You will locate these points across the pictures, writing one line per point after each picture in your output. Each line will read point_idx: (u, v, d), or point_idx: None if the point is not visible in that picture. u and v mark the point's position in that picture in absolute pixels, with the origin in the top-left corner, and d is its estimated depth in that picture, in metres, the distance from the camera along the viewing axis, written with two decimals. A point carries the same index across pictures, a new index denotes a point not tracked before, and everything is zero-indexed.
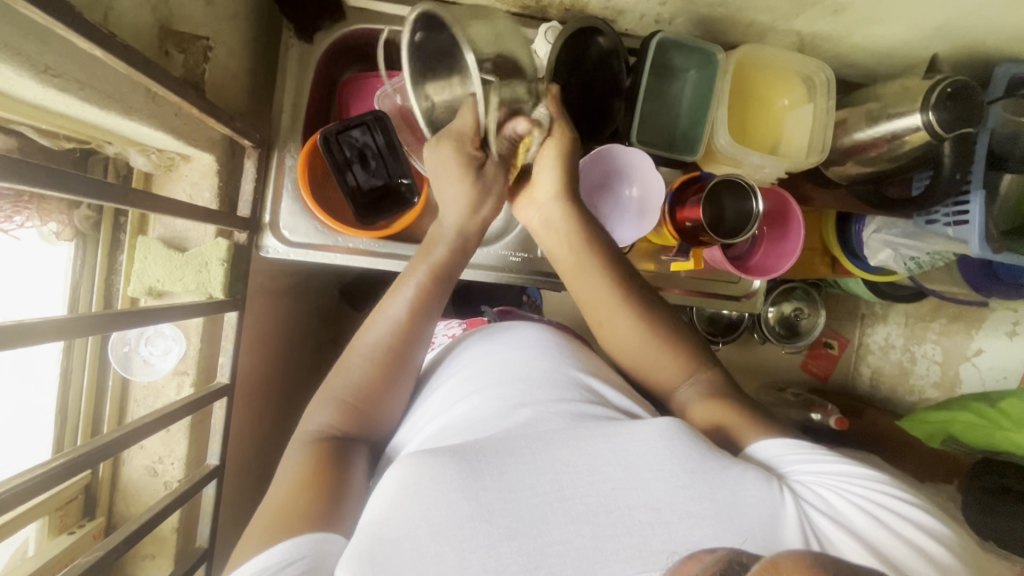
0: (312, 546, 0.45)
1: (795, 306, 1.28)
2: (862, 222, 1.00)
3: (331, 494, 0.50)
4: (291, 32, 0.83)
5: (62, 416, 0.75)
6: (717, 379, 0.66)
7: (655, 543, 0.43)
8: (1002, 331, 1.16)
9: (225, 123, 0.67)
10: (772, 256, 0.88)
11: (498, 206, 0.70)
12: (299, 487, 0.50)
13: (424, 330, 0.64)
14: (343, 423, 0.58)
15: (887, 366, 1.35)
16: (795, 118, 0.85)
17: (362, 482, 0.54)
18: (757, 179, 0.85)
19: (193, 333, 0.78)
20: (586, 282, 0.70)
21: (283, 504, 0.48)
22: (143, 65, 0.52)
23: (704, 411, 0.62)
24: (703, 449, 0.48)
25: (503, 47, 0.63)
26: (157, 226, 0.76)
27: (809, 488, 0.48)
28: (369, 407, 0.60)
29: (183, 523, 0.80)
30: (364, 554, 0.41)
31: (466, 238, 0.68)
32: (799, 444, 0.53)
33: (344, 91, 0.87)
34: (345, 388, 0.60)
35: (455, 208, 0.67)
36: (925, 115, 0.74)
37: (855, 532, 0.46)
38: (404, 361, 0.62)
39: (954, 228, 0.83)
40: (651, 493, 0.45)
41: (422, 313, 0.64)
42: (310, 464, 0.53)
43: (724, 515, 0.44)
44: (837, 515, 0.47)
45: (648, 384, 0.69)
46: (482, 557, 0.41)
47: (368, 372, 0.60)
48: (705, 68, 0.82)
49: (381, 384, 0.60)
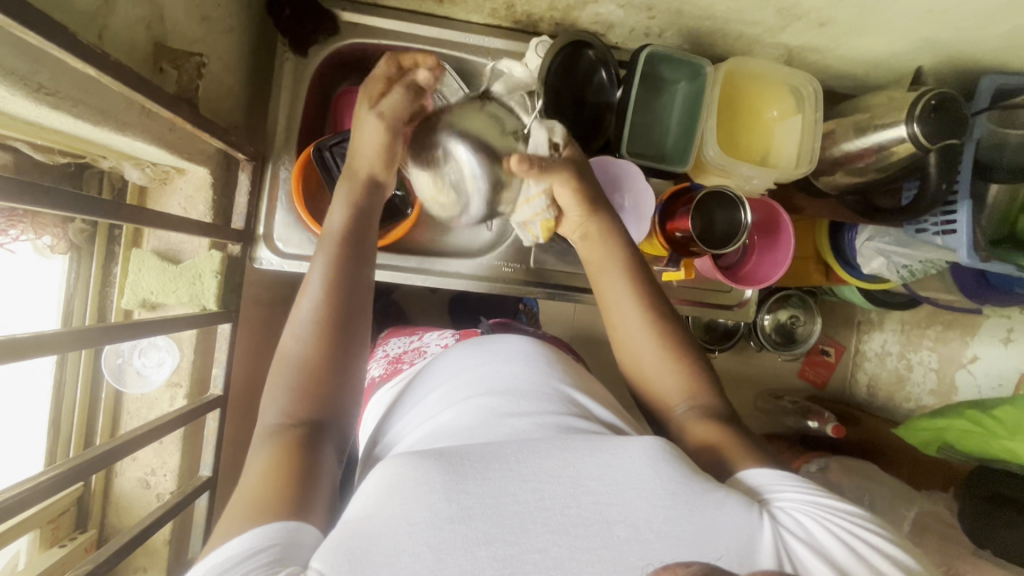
0: (283, 532, 0.44)
1: (791, 313, 1.28)
2: (855, 231, 1.00)
3: (297, 480, 0.49)
4: (287, 47, 0.83)
5: (55, 428, 0.75)
6: (719, 406, 0.63)
7: (631, 558, 0.43)
8: (997, 337, 1.14)
9: (219, 137, 0.68)
10: (764, 266, 0.89)
11: (400, 115, 0.67)
12: (267, 477, 0.49)
13: (353, 291, 0.62)
14: (299, 410, 0.56)
15: (883, 373, 1.35)
16: (784, 129, 0.85)
17: (328, 463, 0.54)
18: (748, 189, 0.86)
19: (187, 345, 0.78)
20: (609, 285, 0.70)
21: (252, 495, 0.47)
22: (135, 83, 0.52)
23: (703, 431, 0.60)
24: (686, 471, 0.48)
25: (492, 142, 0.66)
26: (151, 239, 0.77)
27: (790, 515, 0.49)
28: (318, 391, 0.57)
29: (175, 535, 0.80)
30: (340, 547, 0.41)
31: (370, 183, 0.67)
32: (786, 474, 0.53)
33: (339, 104, 0.89)
34: (289, 376, 0.57)
35: (368, 151, 0.66)
36: (910, 126, 0.75)
37: (831, 561, 0.46)
38: (342, 327, 0.60)
39: (943, 237, 0.84)
40: (631, 510, 0.45)
41: (341, 271, 0.62)
42: (275, 455, 0.51)
43: (702, 537, 0.45)
44: (814, 541, 0.47)
45: (649, 399, 0.68)
46: (460, 559, 0.41)
47: (305, 349, 0.58)
48: (694, 79, 0.83)
49: (325, 354, 0.58)
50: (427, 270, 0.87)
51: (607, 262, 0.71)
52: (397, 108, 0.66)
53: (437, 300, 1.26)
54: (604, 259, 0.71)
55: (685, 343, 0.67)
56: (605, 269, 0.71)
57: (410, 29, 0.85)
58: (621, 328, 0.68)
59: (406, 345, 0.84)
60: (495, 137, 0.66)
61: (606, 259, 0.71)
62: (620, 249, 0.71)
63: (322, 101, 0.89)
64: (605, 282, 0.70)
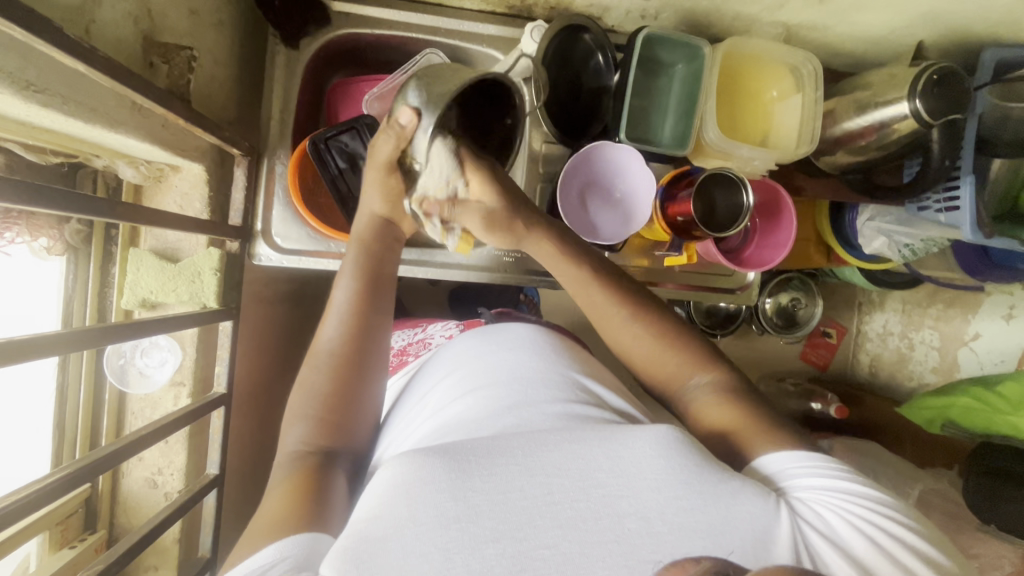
0: (301, 545, 0.45)
1: (792, 296, 1.28)
2: (856, 211, 1.00)
3: (314, 501, 0.50)
4: (278, 39, 0.81)
5: (59, 431, 0.75)
6: (735, 376, 0.63)
7: (643, 552, 0.43)
8: (999, 315, 1.13)
9: (213, 133, 0.67)
10: (766, 248, 0.88)
11: (439, 80, 0.62)
12: (287, 499, 0.50)
13: (373, 332, 0.63)
14: (320, 439, 0.57)
15: (886, 352, 1.35)
16: (784, 109, 0.85)
17: (344, 490, 0.54)
18: (749, 171, 0.85)
19: (189, 344, 0.78)
20: (584, 292, 0.69)
21: (274, 513, 0.49)
22: (126, 79, 0.51)
23: (719, 411, 0.60)
24: (699, 460, 0.47)
25: (433, 85, 0.62)
26: (149, 238, 0.76)
27: (810, 506, 0.48)
28: (339, 420, 0.59)
29: (184, 534, 0.80)
30: (346, 549, 0.41)
31: (381, 231, 0.68)
32: (811, 458, 0.53)
33: (332, 98, 0.89)
34: (308, 404, 0.59)
35: (375, 201, 0.68)
36: (912, 102, 0.74)
37: (849, 553, 0.47)
38: (359, 364, 0.62)
39: (946, 214, 0.84)
40: (642, 503, 0.45)
41: (360, 316, 0.63)
42: (293, 480, 0.52)
43: (717, 528, 0.45)
44: (834, 534, 0.47)
45: (659, 385, 0.67)
46: (467, 559, 0.41)
47: (323, 379, 0.60)
48: (692, 61, 0.82)
49: (345, 391, 0.60)
50: (427, 262, 0.86)
51: (580, 288, 0.69)
52: (446, 73, 0.62)
53: (438, 291, 1.26)
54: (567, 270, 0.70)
55: (677, 327, 0.67)
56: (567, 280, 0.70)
57: (401, 16, 0.83)
58: (614, 332, 0.68)
59: (410, 336, 0.83)
60: (427, 91, 0.62)
61: (575, 273, 0.69)
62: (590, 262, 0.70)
63: (314, 93, 0.88)
64: (586, 302, 0.69)
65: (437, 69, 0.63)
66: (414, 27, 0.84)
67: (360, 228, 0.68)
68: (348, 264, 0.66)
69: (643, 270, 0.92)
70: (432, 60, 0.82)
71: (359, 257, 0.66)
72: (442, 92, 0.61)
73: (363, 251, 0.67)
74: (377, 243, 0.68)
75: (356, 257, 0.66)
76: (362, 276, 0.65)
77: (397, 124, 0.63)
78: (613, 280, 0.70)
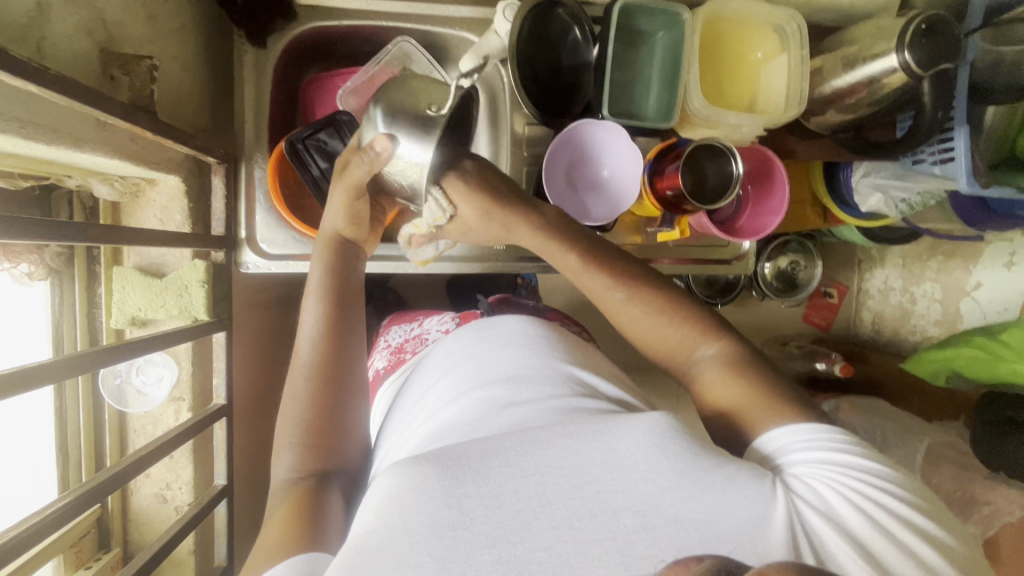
0: (300, 565, 0.45)
1: (791, 259, 1.27)
2: (851, 168, 0.99)
3: (310, 520, 0.51)
4: (243, 38, 0.79)
5: (63, 454, 0.75)
6: (739, 346, 0.63)
7: (639, 547, 0.43)
8: (1001, 262, 1.12)
9: (185, 143, 0.65)
10: (759, 216, 0.87)
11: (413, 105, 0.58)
12: (283, 523, 0.51)
13: (346, 347, 0.63)
14: (308, 463, 0.57)
15: (888, 309, 1.34)
16: (771, 70, 0.82)
17: (339, 507, 0.55)
18: (738, 139, 0.83)
19: (184, 357, 0.77)
20: (577, 272, 0.67)
21: (270, 539, 0.49)
22: (84, 96, 0.50)
23: (726, 388, 0.60)
24: (695, 449, 0.47)
25: (399, 108, 0.59)
26: (132, 255, 0.75)
27: (806, 482, 0.48)
28: (326, 439, 0.58)
29: (199, 544, 0.81)
30: (343, 566, 0.41)
31: (340, 244, 0.68)
32: (812, 434, 0.52)
33: (309, 91, 0.87)
34: (295, 425, 0.59)
35: (337, 215, 0.66)
36: (901, 55, 0.72)
37: (844, 528, 0.46)
38: (343, 380, 0.62)
39: (941, 166, 0.82)
40: (637, 495, 0.45)
41: (330, 334, 0.63)
42: (290, 503, 0.53)
43: (714, 517, 0.44)
44: (830, 510, 0.47)
45: (665, 361, 0.67)
46: (464, 566, 0.41)
47: (307, 396, 0.60)
48: (672, 28, 0.79)
49: (328, 408, 0.60)
50: None
51: (575, 271, 0.67)
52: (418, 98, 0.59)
53: (436, 283, 1.25)
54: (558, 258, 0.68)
55: (679, 300, 0.66)
56: (562, 260, 0.68)
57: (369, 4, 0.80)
58: (617, 313, 0.67)
59: (408, 332, 0.83)
60: (396, 122, 0.58)
61: (570, 259, 0.67)
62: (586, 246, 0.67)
63: (289, 93, 0.86)
64: (582, 283, 0.68)
65: (409, 88, 0.60)
66: (383, 14, 0.81)
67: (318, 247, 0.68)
68: (313, 278, 0.66)
69: (637, 247, 0.91)
70: (405, 48, 0.80)
71: (322, 272, 0.65)
72: (427, 112, 0.58)
73: (324, 264, 0.66)
74: (336, 259, 0.67)
75: (319, 273, 0.65)
76: (326, 294, 0.65)
77: (371, 151, 0.59)
78: (611, 263, 0.67)
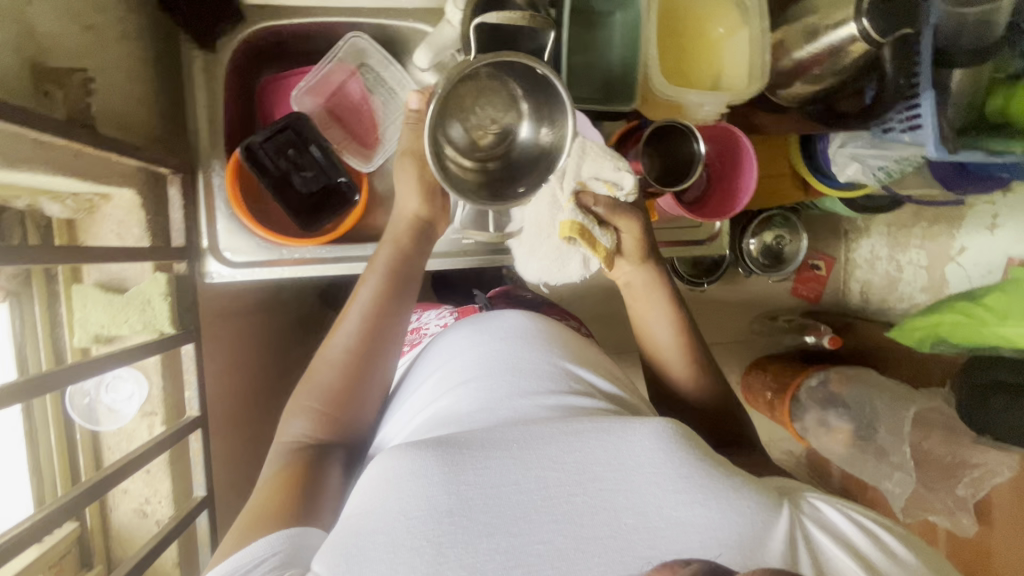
0: (287, 538, 0.47)
1: (776, 234, 1.26)
2: (827, 139, 0.97)
3: (303, 496, 0.53)
4: (192, 42, 0.77)
5: (37, 474, 0.75)
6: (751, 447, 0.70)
7: (638, 546, 0.43)
8: (984, 226, 1.13)
9: (132, 155, 0.64)
10: (729, 196, 0.86)
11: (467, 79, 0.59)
12: (271, 495, 0.53)
13: (387, 331, 0.63)
14: (321, 430, 0.59)
15: (875, 278, 1.33)
16: (731, 46, 0.81)
17: (338, 481, 0.57)
18: (702, 118, 0.81)
19: (154, 373, 0.77)
20: (648, 314, 0.73)
21: (257, 510, 0.51)
22: (11, 115, 0.48)
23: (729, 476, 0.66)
24: (700, 455, 0.47)
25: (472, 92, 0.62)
26: (92, 272, 0.75)
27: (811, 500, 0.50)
28: (338, 412, 0.60)
29: (183, 555, 0.81)
30: (337, 547, 0.42)
31: (409, 233, 0.67)
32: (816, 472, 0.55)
33: (265, 95, 0.85)
34: (314, 397, 0.60)
35: (411, 202, 0.67)
36: (859, 22, 0.70)
37: (839, 536, 0.47)
38: (369, 365, 0.61)
39: (909, 133, 0.80)
40: (640, 497, 0.45)
41: (376, 318, 0.62)
42: (286, 472, 0.55)
43: (716, 521, 0.44)
44: (828, 523, 0.48)
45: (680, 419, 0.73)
46: (460, 553, 0.42)
47: (335, 378, 0.60)
48: (627, 8, 0.78)
49: (354, 386, 0.61)
50: None
51: (647, 310, 0.72)
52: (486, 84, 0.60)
53: None
54: (644, 305, 0.73)
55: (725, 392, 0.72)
56: (636, 299, 0.73)
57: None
58: (646, 317, 0.73)
59: None
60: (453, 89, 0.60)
61: (647, 307, 0.72)
62: (670, 295, 0.72)
63: (244, 92, 0.85)
64: (648, 332, 0.73)
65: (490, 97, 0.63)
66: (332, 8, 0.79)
67: (396, 228, 0.67)
68: (380, 258, 0.65)
69: None
70: (359, 43, 0.79)
71: (388, 257, 0.65)
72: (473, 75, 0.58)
73: (394, 250, 0.65)
74: (409, 245, 0.67)
75: (384, 258, 0.65)
76: (386, 274, 0.64)
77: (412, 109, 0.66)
78: (690, 334, 0.72)
